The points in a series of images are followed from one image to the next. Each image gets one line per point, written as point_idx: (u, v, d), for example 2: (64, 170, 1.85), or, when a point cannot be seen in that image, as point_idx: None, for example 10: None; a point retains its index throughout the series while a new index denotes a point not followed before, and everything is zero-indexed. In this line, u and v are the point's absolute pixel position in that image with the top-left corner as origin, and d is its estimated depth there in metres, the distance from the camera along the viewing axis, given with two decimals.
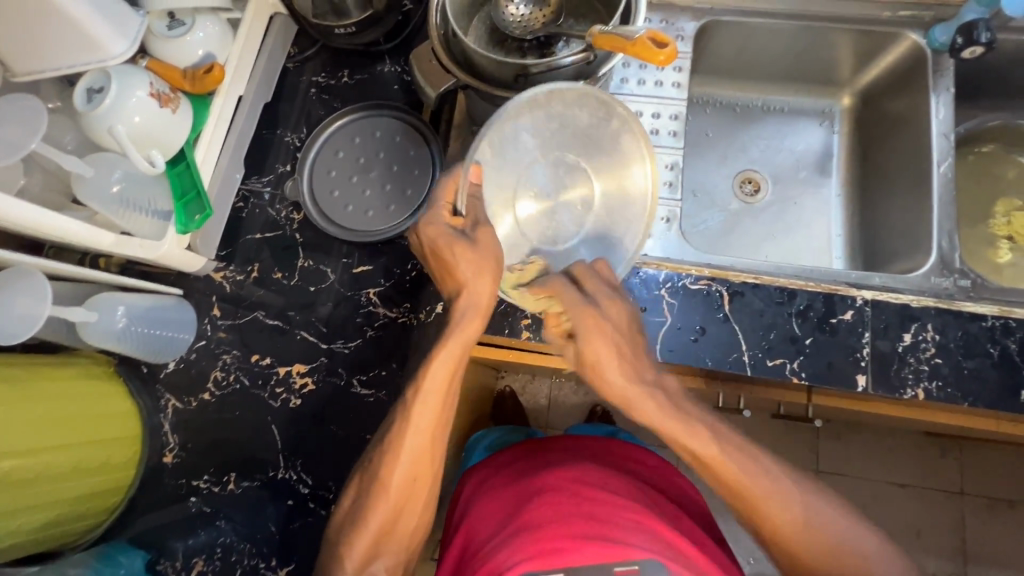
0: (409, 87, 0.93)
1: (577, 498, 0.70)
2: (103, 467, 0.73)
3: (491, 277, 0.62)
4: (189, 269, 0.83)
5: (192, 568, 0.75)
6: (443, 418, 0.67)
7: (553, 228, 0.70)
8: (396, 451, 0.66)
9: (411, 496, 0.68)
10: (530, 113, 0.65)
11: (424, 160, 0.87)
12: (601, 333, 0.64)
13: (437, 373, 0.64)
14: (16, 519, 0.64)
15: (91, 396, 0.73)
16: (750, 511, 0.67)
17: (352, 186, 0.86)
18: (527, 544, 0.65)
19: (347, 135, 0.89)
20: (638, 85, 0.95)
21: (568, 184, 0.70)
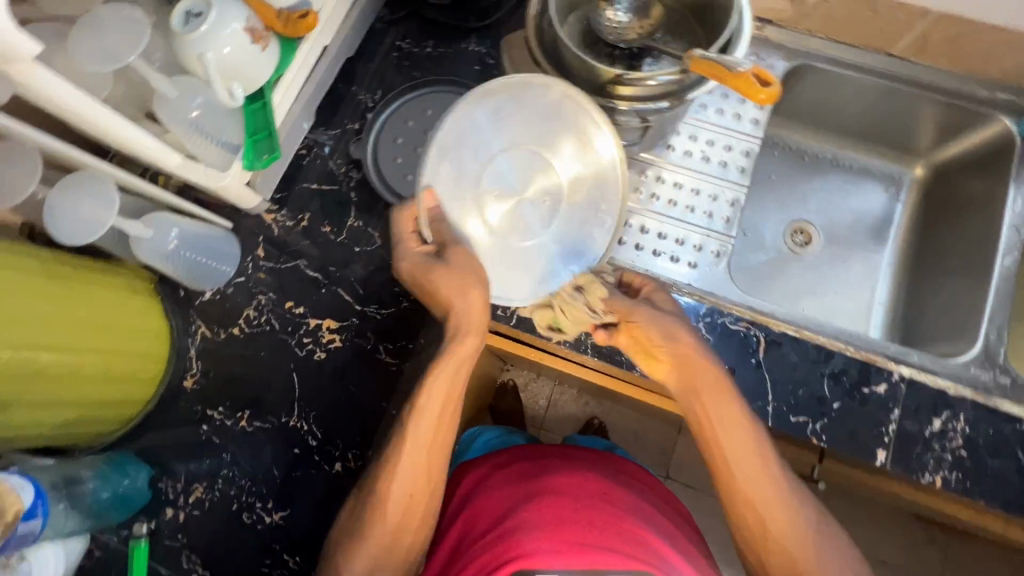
0: (489, 70, 0.93)
1: (578, 504, 0.72)
2: (128, 378, 0.75)
3: (473, 291, 0.71)
4: (243, 206, 0.84)
5: (191, 493, 0.78)
6: (446, 424, 0.72)
7: (523, 217, 0.77)
8: (397, 461, 0.69)
9: (407, 512, 0.70)
10: (466, 110, 0.75)
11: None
12: (646, 317, 0.71)
13: (436, 385, 0.70)
14: (44, 410, 0.66)
15: (131, 309, 0.75)
16: (756, 510, 0.67)
17: (415, 156, 0.88)
18: (540, 539, 0.68)
19: (419, 107, 0.91)
20: (716, 114, 0.95)
21: (536, 177, 0.78)
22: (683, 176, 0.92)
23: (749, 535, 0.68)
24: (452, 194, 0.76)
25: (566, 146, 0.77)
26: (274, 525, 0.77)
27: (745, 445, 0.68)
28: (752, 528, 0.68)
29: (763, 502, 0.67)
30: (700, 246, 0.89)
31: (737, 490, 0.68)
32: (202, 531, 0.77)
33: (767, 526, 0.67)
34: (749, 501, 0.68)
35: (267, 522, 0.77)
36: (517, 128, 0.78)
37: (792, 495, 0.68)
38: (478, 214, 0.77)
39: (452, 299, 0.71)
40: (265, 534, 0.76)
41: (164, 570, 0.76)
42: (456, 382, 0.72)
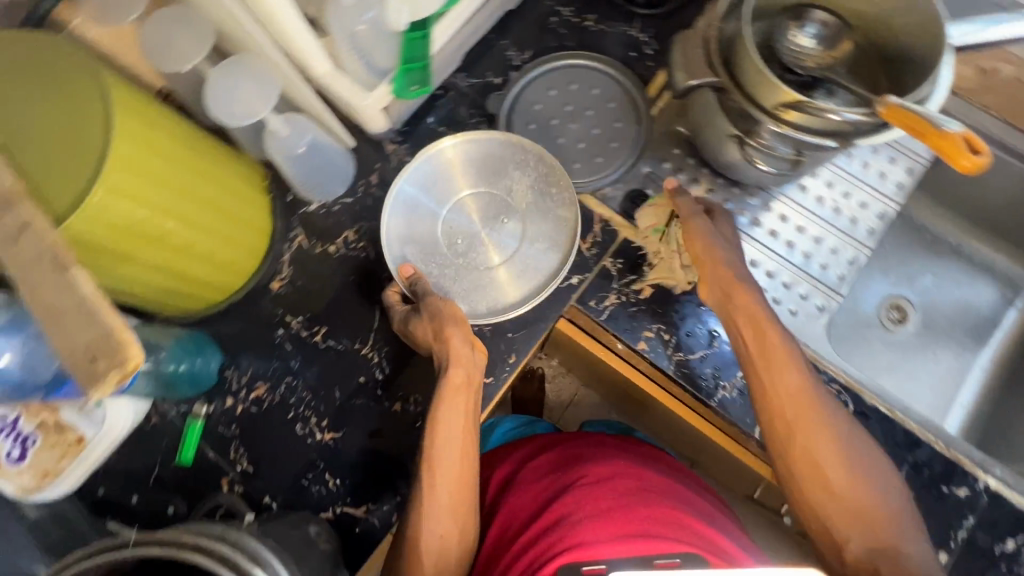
0: (644, 61, 0.90)
1: (614, 497, 0.71)
2: (227, 267, 0.76)
3: (454, 335, 0.73)
4: (370, 128, 0.83)
5: (254, 389, 0.80)
6: (469, 457, 0.71)
7: (489, 240, 0.83)
8: (432, 477, 0.69)
9: (454, 527, 0.69)
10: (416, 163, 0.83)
11: (624, 138, 0.88)
12: (701, 229, 0.77)
13: (450, 403, 0.71)
14: (152, 278, 0.66)
15: (245, 199, 0.75)
16: (790, 430, 0.66)
17: (550, 128, 0.88)
18: (576, 534, 0.67)
19: (565, 77, 0.90)
20: (860, 166, 0.92)
21: (484, 207, 0.84)
22: (808, 220, 0.89)
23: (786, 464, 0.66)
24: (423, 234, 0.83)
25: (526, 184, 0.85)
26: (325, 444, 0.78)
27: (794, 392, 0.68)
28: (787, 450, 0.67)
29: (807, 431, 0.66)
30: (806, 295, 0.86)
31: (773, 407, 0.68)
32: (256, 429, 0.79)
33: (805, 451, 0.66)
34: (810, 461, 0.66)
35: (318, 439, 0.78)
36: (473, 173, 0.85)
37: (831, 419, 0.67)
38: (450, 244, 0.83)
39: (435, 347, 0.74)
40: (313, 449, 0.78)
41: (211, 454, 0.78)
42: (469, 397, 0.73)
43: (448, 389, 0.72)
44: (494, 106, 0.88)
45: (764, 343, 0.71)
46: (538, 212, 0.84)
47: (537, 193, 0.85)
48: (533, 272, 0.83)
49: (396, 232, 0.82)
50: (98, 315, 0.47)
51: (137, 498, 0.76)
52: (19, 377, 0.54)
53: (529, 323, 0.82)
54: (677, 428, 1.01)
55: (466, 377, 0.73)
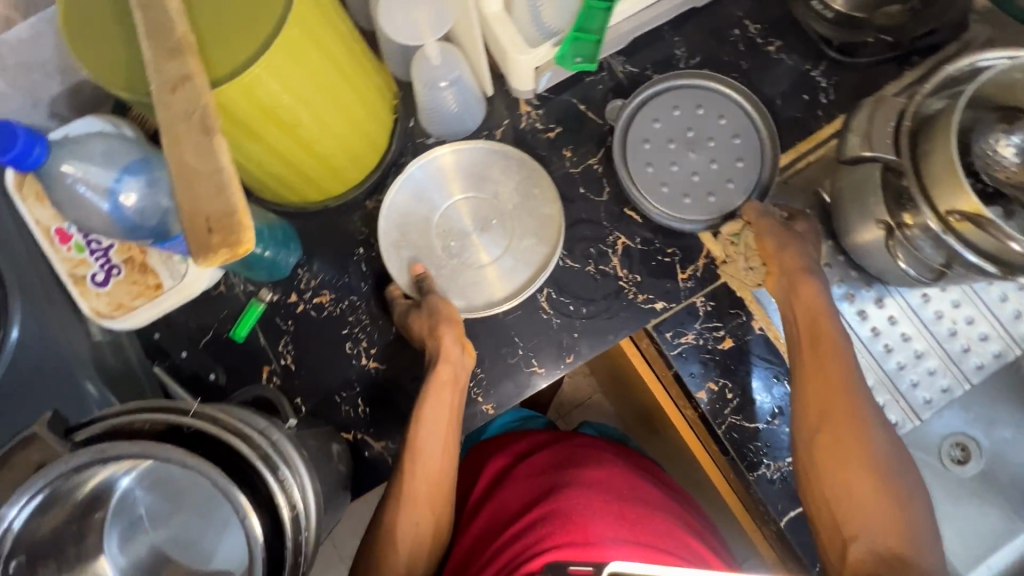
0: (815, 108, 0.82)
1: (604, 498, 0.72)
2: (333, 172, 0.75)
3: (446, 336, 0.72)
4: (514, 85, 0.78)
5: (318, 295, 0.81)
6: (449, 448, 0.72)
7: (475, 249, 0.80)
8: (412, 467, 0.69)
9: (430, 515, 0.70)
10: (417, 167, 0.81)
11: (746, 179, 0.79)
12: (773, 228, 0.72)
13: (435, 400, 0.71)
14: (270, 160, 0.66)
15: (371, 114, 0.73)
16: (828, 435, 0.64)
17: (665, 151, 0.80)
18: (555, 532, 0.67)
19: (693, 99, 0.81)
20: (998, 297, 0.83)
21: (471, 214, 0.81)
22: (917, 331, 0.82)
23: (820, 466, 0.64)
24: (416, 233, 0.80)
25: (515, 189, 0.81)
26: (366, 371, 0.79)
27: (833, 381, 0.65)
28: (821, 454, 0.64)
29: (841, 424, 0.64)
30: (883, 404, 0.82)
31: (810, 409, 0.66)
32: (309, 332, 0.80)
33: (844, 456, 0.63)
34: (833, 445, 0.64)
35: (361, 363, 0.79)
36: (466, 181, 0.81)
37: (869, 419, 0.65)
38: (441, 251, 0.80)
39: (428, 342, 0.73)
40: (354, 371, 0.79)
41: (262, 340, 0.80)
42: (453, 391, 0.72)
43: (432, 385, 0.71)
44: (611, 115, 0.82)
45: (816, 336, 0.68)
46: (524, 212, 0.80)
47: (522, 194, 0.81)
48: (518, 279, 0.79)
49: (393, 220, 0.80)
50: (227, 188, 0.47)
51: (186, 355, 0.79)
52: (133, 220, 0.55)
53: (596, 332, 0.78)
54: (692, 476, 0.99)
55: (453, 376, 0.72)
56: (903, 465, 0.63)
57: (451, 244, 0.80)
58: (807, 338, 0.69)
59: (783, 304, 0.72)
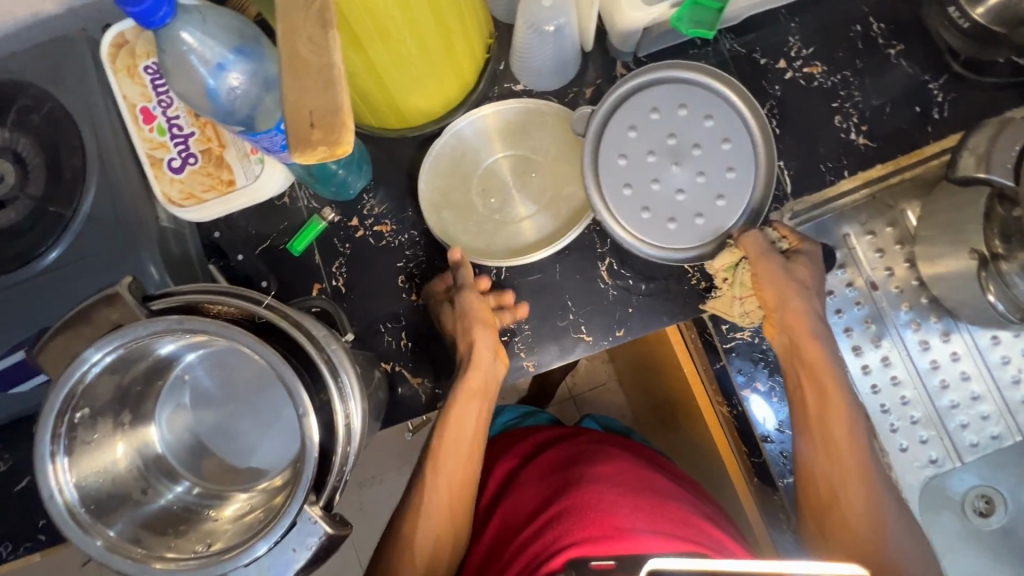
0: (924, 122, 0.77)
1: (618, 491, 0.72)
2: (420, 101, 0.73)
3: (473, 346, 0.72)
4: (616, 41, 0.76)
5: (379, 223, 0.80)
6: (472, 455, 0.74)
7: (513, 204, 0.79)
8: (437, 471, 0.73)
9: (454, 519, 0.73)
10: (448, 134, 0.79)
11: (740, 192, 0.72)
12: (773, 271, 0.69)
13: (459, 404, 0.72)
14: (367, 76, 0.65)
15: (467, 47, 0.71)
16: (837, 512, 0.67)
17: (644, 166, 0.72)
18: (576, 529, 0.68)
19: (678, 98, 0.72)
20: None
21: (510, 171, 0.79)
22: (978, 374, 0.79)
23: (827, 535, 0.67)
24: (457, 193, 0.79)
25: (558, 147, 0.79)
26: (414, 306, 0.79)
27: (850, 470, 0.67)
28: (829, 524, 0.67)
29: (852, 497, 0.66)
30: (925, 439, 0.79)
31: (820, 483, 0.68)
32: (365, 258, 0.80)
33: (852, 528, 0.66)
34: (847, 518, 0.66)
35: (411, 299, 0.79)
36: (503, 138, 0.79)
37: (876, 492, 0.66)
38: (481, 206, 0.79)
39: (461, 348, 0.73)
40: (403, 305, 0.79)
41: (317, 258, 0.80)
42: (477, 401, 0.73)
43: (456, 390, 0.72)
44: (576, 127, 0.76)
45: (826, 405, 0.68)
46: (568, 169, 0.79)
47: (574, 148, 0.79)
48: (556, 231, 0.78)
49: (434, 182, 0.79)
50: (336, 87, 0.46)
51: (242, 258, 0.80)
52: (226, 105, 0.55)
53: (650, 313, 0.77)
54: (707, 476, 0.97)
55: (483, 383, 0.72)
56: (907, 535, 0.66)
57: (490, 198, 0.79)
58: (817, 409, 0.69)
59: (786, 366, 0.71)
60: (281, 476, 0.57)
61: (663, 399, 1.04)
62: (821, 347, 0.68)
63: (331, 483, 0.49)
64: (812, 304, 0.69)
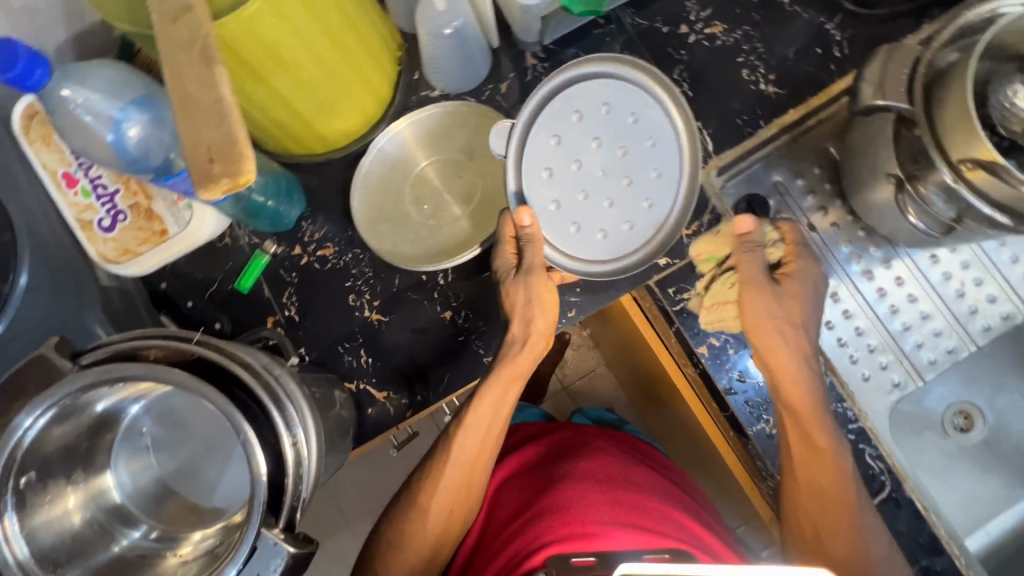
0: (827, 63, 0.80)
1: (600, 488, 0.73)
2: (339, 121, 0.75)
3: (534, 326, 0.73)
4: (518, 32, 0.79)
5: (322, 247, 0.81)
6: (482, 454, 0.76)
7: (446, 208, 0.80)
8: (437, 479, 0.75)
9: (450, 523, 0.76)
10: (371, 157, 0.79)
11: (668, 194, 0.73)
12: (757, 313, 0.69)
13: (479, 408, 0.74)
14: (277, 107, 0.66)
15: (374, 62, 0.73)
16: (817, 513, 0.69)
17: (570, 174, 0.73)
18: (555, 526, 0.68)
19: (599, 98, 0.73)
20: (1007, 258, 0.82)
21: (436, 178, 0.81)
22: (924, 294, 0.81)
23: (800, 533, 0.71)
24: (390, 205, 0.80)
25: (481, 144, 0.81)
26: (368, 322, 0.79)
27: (824, 479, 0.69)
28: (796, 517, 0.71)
29: (831, 501, 0.68)
30: (886, 365, 0.81)
31: (797, 491, 0.70)
32: (313, 284, 0.80)
33: (829, 535, 0.69)
34: (826, 518, 0.69)
35: (364, 315, 0.79)
36: (426, 145, 0.81)
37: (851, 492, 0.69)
38: (416, 215, 0.80)
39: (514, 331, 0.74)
40: (357, 323, 0.79)
41: (267, 292, 0.81)
42: (509, 388, 0.75)
43: (478, 399, 0.73)
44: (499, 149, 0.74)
45: (797, 421, 0.69)
46: (494, 163, 0.80)
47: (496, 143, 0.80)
48: (490, 224, 0.79)
49: (367, 197, 0.79)
50: (230, 118, 0.47)
51: (192, 304, 0.80)
52: (135, 155, 0.56)
53: (597, 289, 0.78)
54: (691, 440, 0.99)
55: (523, 370, 0.74)
56: (880, 533, 0.68)
57: (423, 205, 0.81)
58: (801, 428, 0.69)
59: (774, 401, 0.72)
60: (239, 512, 0.57)
61: (643, 374, 1.07)
62: (814, 391, 0.69)
63: (288, 503, 0.50)
64: (801, 344, 0.69)
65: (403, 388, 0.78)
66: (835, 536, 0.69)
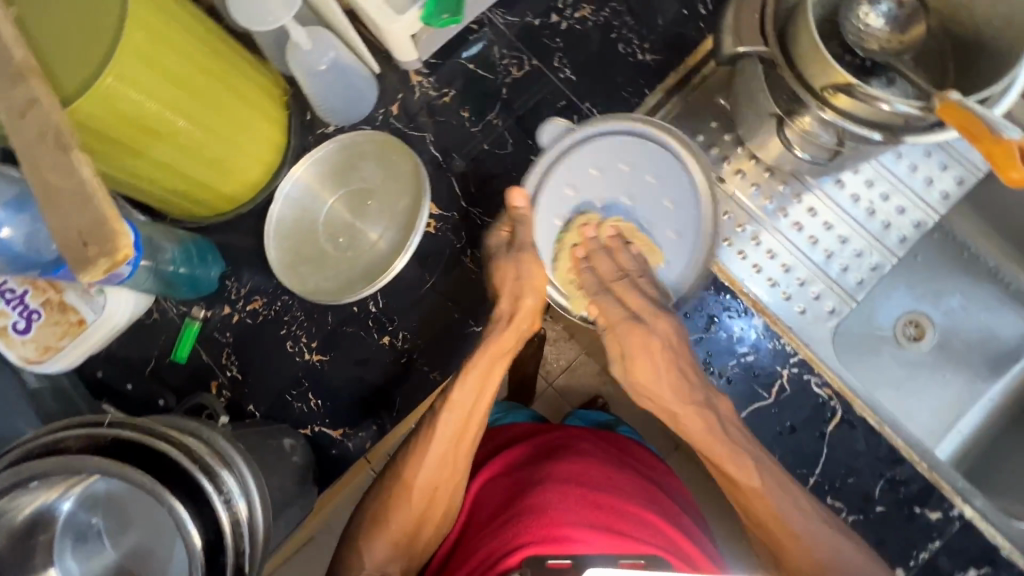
0: (696, 22, 0.83)
1: (580, 483, 0.65)
2: (238, 175, 0.75)
3: (526, 302, 0.72)
4: (400, 58, 0.79)
5: (251, 301, 0.81)
6: (471, 429, 0.71)
7: (361, 236, 0.81)
8: (423, 455, 0.70)
9: (430, 511, 0.70)
10: (282, 203, 0.80)
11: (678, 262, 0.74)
12: (612, 309, 0.70)
13: (466, 387, 0.71)
14: (164, 176, 0.67)
15: (259, 112, 0.73)
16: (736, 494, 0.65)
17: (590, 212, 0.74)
18: (530, 527, 0.61)
19: (662, 190, 0.74)
20: (907, 169, 0.85)
21: (347, 210, 0.82)
22: (839, 219, 0.84)
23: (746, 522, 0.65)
24: (306, 245, 0.81)
25: (383, 168, 0.81)
26: (310, 364, 0.79)
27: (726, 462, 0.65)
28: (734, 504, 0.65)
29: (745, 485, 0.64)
30: (819, 295, 0.82)
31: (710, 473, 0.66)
32: (249, 339, 0.80)
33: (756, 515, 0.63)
34: (741, 496, 0.64)
35: (305, 359, 0.80)
36: (330, 180, 0.82)
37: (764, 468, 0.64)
38: (334, 250, 0.81)
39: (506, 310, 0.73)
40: (299, 368, 0.79)
41: (205, 357, 0.80)
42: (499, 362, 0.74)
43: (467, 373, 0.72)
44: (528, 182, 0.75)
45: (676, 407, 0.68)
46: (398, 183, 0.81)
47: (395, 164, 0.81)
48: (403, 240, 0.79)
49: (282, 244, 0.80)
50: (94, 199, 0.48)
51: (132, 386, 0.79)
52: (20, 252, 0.57)
53: None
54: None
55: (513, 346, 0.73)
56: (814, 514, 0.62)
57: (338, 238, 0.81)
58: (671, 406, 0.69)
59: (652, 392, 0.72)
60: None
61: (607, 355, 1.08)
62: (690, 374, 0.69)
63: (232, 562, 0.50)
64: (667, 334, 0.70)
65: (356, 421, 0.79)
66: (760, 519, 0.63)
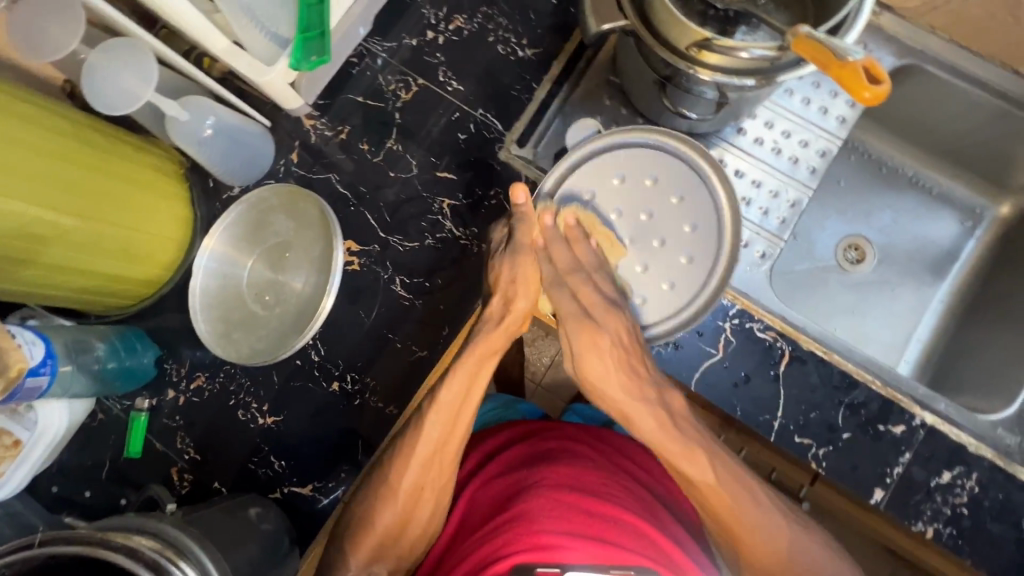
0: (567, 9, 0.85)
1: (575, 494, 0.60)
2: (149, 258, 0.75)
3: (519, 303, 0.69)
4: (286, 106, 0.79)
5: (194, 379, 0.80)
6: (459, 427, 0.66)
7: (285, 289, 0.80)
8: (408, 454, 0.65)
9: (413, 513, 0.65)
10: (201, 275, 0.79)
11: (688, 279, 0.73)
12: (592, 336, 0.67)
13: (454, 383, 0.66)
14: (68, 276, 0.66)
15: (156, 191, 0.72)
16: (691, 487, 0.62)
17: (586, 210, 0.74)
18: (519, 533, 0.56)
19: (670, 191, 0.74)
20: (801, 102, 0.87)
21: (266, 267, 0.81)
22: (747, 165, 0.85)
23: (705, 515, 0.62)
24: (233, 309, 0.80)
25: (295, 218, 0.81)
26: (265, 428, 0.78)
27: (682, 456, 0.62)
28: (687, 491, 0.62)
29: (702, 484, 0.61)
30: (746, 242, 0.83)
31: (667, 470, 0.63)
32: (199, 417, 0.79)
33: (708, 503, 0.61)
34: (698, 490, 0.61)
35: (259, 423, 0.79)
36: (243, 241, 0.81)
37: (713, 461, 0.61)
38: (262, 309, 0.80)
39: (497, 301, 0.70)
40: (255, 433, 0.78)
41: (159, 446, 0.79)
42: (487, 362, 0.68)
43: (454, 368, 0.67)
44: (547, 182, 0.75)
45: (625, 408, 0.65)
46: (311, 230, 0.80)
47: (305, 212, 0.81)
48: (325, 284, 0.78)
49: (210, 315, 0.79)
50: None
51: (90, 493, 0.78)
52: None
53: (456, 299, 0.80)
54: None
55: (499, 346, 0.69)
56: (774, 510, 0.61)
57: (264, 295, 0.80)
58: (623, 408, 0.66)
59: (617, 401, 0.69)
60: None
61: None
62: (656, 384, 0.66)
63: None
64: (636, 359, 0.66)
65: (321, 473, 0.78)
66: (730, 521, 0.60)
